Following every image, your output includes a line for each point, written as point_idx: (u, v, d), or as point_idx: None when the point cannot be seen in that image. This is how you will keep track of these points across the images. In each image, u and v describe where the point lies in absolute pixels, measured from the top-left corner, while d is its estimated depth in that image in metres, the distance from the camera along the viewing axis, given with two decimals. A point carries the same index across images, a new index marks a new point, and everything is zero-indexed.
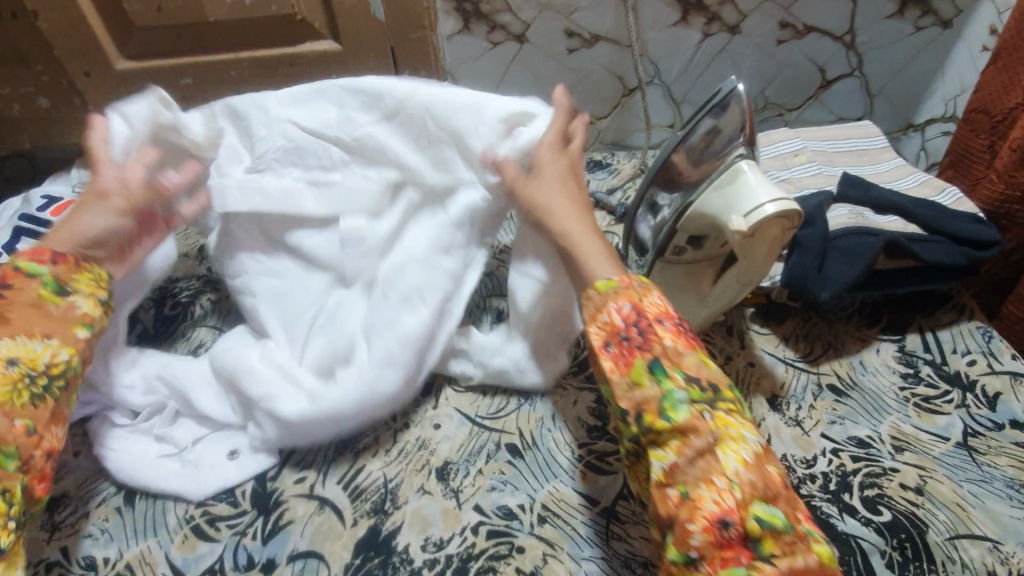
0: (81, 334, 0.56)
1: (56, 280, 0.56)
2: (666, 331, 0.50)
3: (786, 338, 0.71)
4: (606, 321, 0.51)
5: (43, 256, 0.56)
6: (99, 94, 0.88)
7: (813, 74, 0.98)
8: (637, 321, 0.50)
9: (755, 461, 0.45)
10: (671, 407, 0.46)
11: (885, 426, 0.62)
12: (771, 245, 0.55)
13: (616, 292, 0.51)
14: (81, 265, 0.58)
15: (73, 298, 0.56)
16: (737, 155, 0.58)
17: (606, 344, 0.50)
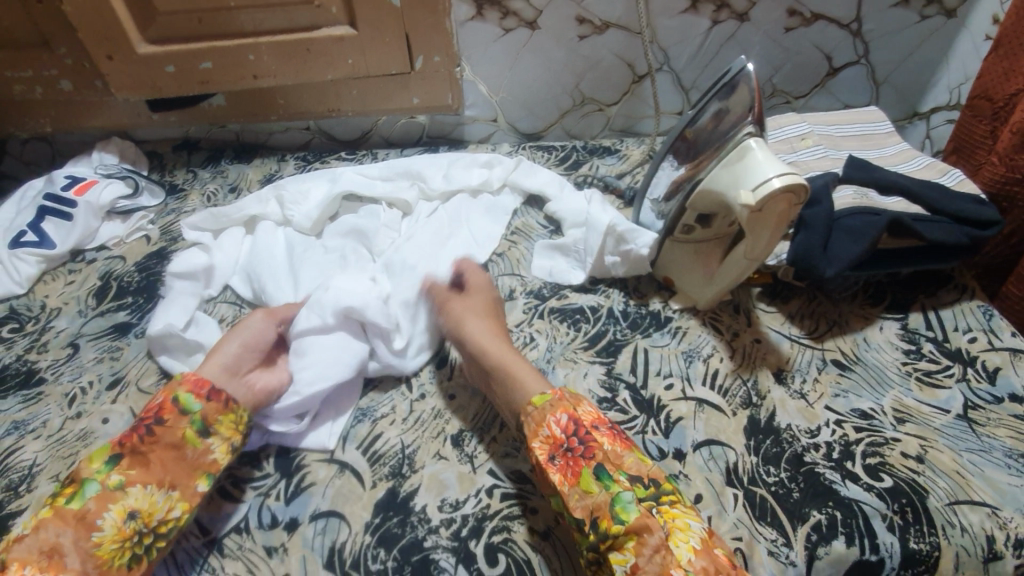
0: (201, 486, 0.55)
1: (202, 421, 0.56)
2: (604, 435, 0.54)
3: (791, 316, 0.72)
4: (548, 433, 0.55)
5: (201, 391, 0.57)
6: (121, 78, 0.90)
7: (820, 61, 0.99)
8: (574, 428, 0.54)
9: (704, 547, 0.47)
10: (620, 510, 0.49)
11: (887, 399, 0.64)
12: (777, 219, 0.57)
13: (552, 405, 0.56)
14: (229, 406, 0.58)
15: (210, 442, 0.56)
16: (746, 134, 0.60)
17: (552, 459, 0.54)
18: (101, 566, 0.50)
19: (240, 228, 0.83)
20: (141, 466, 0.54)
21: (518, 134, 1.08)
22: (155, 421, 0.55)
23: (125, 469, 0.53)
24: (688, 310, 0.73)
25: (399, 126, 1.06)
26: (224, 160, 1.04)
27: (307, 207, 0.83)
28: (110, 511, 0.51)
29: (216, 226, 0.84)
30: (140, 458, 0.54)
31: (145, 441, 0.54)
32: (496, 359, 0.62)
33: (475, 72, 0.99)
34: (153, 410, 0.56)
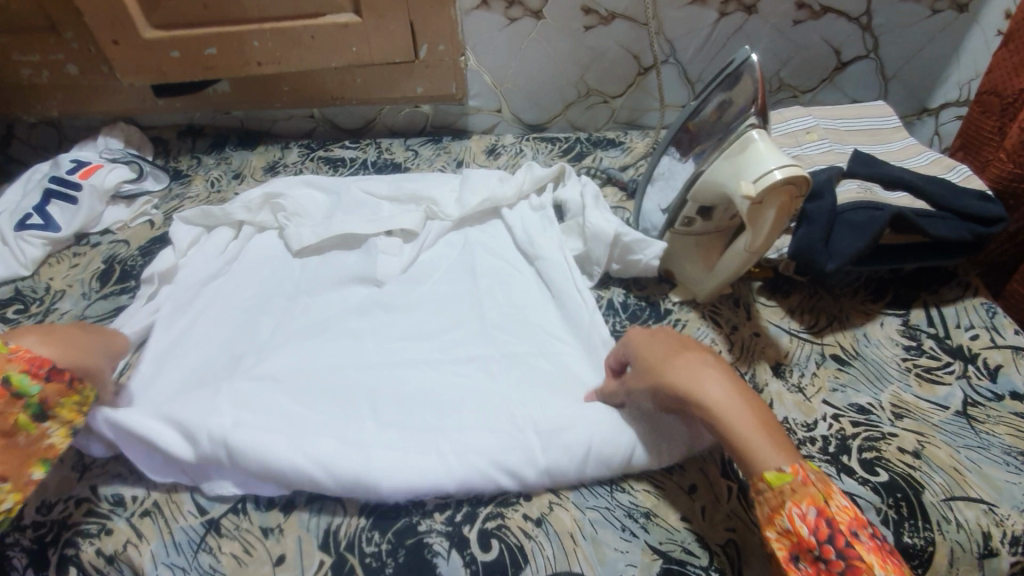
0: (37, 473, 0.52)
1: (42, 404, 0.52)
2: (870, 552, 0.43)
3: (792, 311, 0.72)
4: (788, 527, 0.46)
5: (40, 369, 0.52)
6: (127, 63, 0.91)
7: (828, 55, 0.98)
8: (827, 530, 0.44)
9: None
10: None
11: (885, 394, 0.64)
12: (779, 212, 0.56)
13: (794, 491, 0.46)
14: (74, 386, 0.54)
15: (48, 426, 0.52)
16: (749, 125, 0.59)
17: (795, 557, 0.46)
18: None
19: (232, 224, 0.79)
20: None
21: (523, 124, 1.08)
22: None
23: None
24: (688, 303, 0.74)
25: (403, 115, 1.07)
26: (229, 147, 1.05)
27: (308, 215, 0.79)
28: None
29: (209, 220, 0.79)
30: None
31: None
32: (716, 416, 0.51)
33: (479, 62, 0.99)
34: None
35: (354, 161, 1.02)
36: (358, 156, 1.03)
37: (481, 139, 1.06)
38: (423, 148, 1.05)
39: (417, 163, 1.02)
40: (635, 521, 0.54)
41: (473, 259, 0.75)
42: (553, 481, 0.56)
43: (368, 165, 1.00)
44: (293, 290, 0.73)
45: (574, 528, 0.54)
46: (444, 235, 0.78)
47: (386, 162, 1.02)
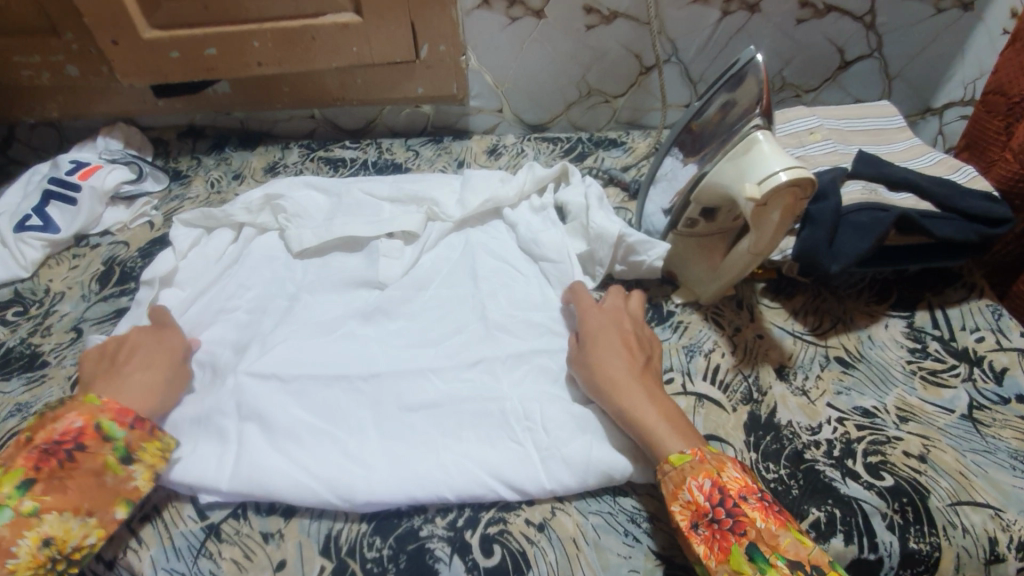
0: (119, 513, 0.52)
1: (126, 448, 0.54)
2: (755, 509, 0.47)
3: (796, 312, 0.72)
4: (688, 499, 0.49)
5: (125, 418, 0.55)
6: (126, 65, 0.91)
7: (831, 54, 0.98)
8: (719, 497, 0.48)
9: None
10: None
11: (890, 397, 0.63)
12: (783, 214, 0.55)
13: (692, 467, 0.50)
14: (154, 432, 0.56)
15: (133, 469, 0.53)
16: (753, 126, 0.58)
17: (694, 527, 0.49)
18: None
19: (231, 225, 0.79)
20: (56, 491, 0.50)
21: (525, 124, 1.07)
22: (75, 446, 0.52)
23: (39, 495, 0.50)
24: (690, 304, 0.74)
25: (404, 115, 1.06)
26: (229, 148, 1.04)
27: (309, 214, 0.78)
28: (24, 538, 0.48)
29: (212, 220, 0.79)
30: (55, 483, 0.50)
31: (63, 466, 0.51)
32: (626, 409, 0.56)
33: (480, 62, 0.98)
34: (76, 424, 0.53)
35: (355, 161, 1.01)
36: (358, 156, 1.02)
37: (482, 139, 1.06)
38: (424, 149, 1.04)
39: (418, 163, 1.01)
40: (638, 526, 0.54)
41: (474, 260, 0.74)
42: (555, 486, 0.55)
43: (369, 165, 1.00)
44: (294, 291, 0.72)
45: (577, 533, 0.54)
46: (445, 236, 0.77)
47: (387, 162, 1.02)
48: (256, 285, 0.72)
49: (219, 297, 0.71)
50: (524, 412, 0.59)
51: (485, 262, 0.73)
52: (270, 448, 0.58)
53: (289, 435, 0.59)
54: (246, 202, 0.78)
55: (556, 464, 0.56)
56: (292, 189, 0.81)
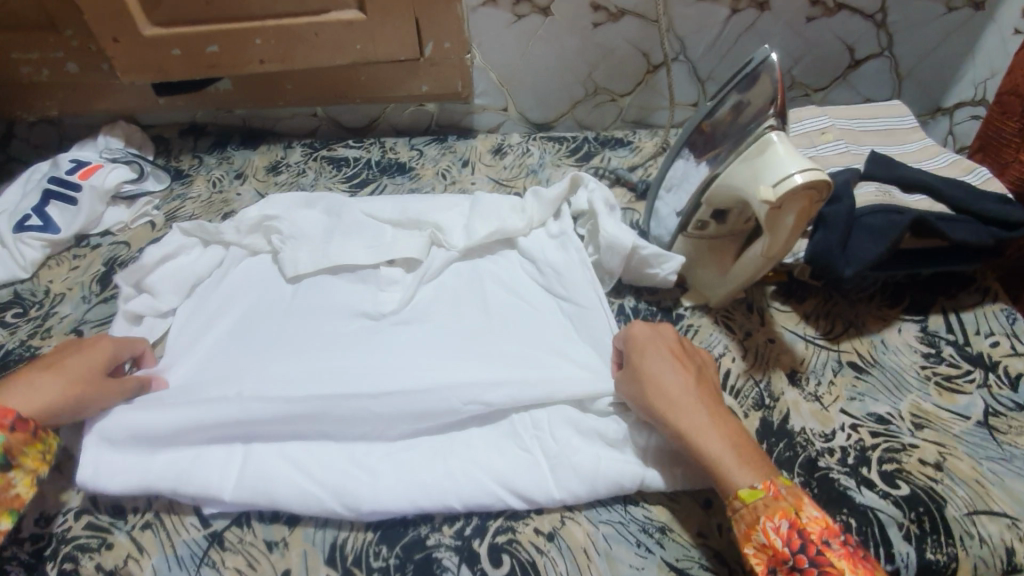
0: (3, 524, 0.51)
1: (7, 453, 0.52)
2: (840, 558, 0.45)
3: (807, 316, 0.71)
4: (764, 541, 0.48)
5: (5, 419, 0.53)
6: (127, 62, 0.89)
7: (842, 52, 0.96)
8: (799, 541, 0.46)
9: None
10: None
11: (905, 403, 0.62)
12: (798, 218, 0.54)
13: (768, 506, 0.48)
14: (37, 435, 0.55)
15: (12, 475, 0.53)
16: (767, 127, 0.57)
17: (772, 571, 0.47)
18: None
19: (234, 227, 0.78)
20: None
21: (530, 123, 1.06)
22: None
23: None
24: (700, 307, 0.73)
25: (407, 114, 1.05)
26: (231, 146, 1.04)
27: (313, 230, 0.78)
28: None
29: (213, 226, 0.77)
30: None
31: None
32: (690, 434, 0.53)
33: (486, 59, 0.97)
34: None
35: (357, 161, 1.00)
36: (361, 155, 1.01)
37: (487, 138, 1.06)
38: (428, 148, 1.03)
39: (422, 162, 1.00)
40: (648, 536, 0.54)
41: (479, 276, 0.74)
42: (564, 495, 0.55)
43: (372, 165, 0.99)
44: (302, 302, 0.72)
45: (586, 543, 0.53)
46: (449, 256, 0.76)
47: (390, 161, 1.01)
48: (263, 300, 0.73)
49: (226, 312, 0.71)
50: (532, 421, 0.59)
51: (490, 283, 0.74)
52: (277, 455, 0.58)
53: (296, 444, 0.59)
54: (239, 220, 0.77)
55: (564, 472, 0.56)
56: (291, 207, 0.81)
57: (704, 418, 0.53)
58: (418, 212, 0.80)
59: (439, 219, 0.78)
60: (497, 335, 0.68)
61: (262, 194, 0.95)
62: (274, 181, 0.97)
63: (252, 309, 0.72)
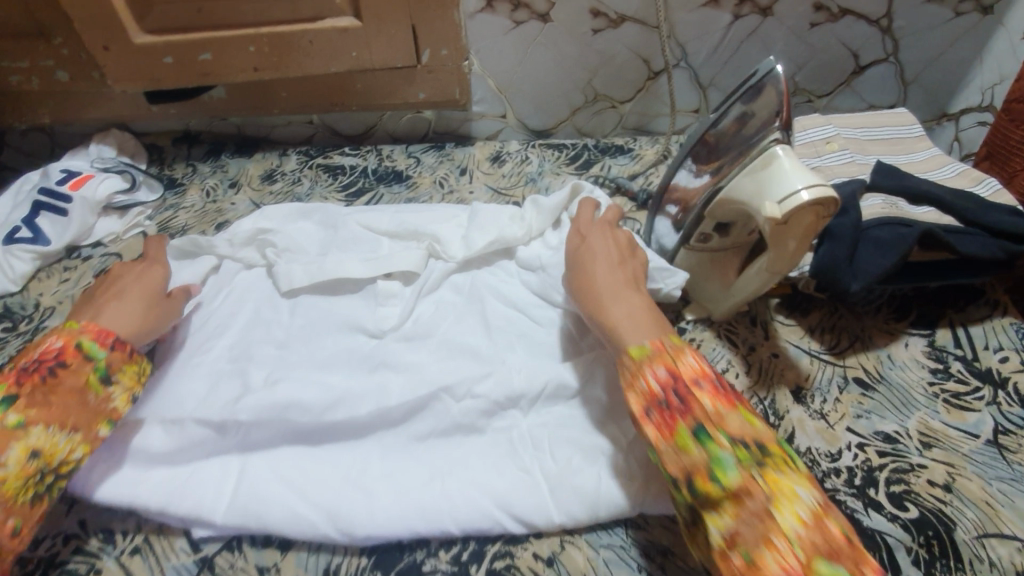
0: (103, 431, 0.57)
1: (106, 368, 0.58)
2: (704, 393, 0.51)
3: (812, 330, 0.69)
4: (643, 387, 0.52)
5: (106, 339, 0.59)
6: (118, 70, 0.88)
7: (846, 59, 0.95)
8: (673, 384, 0.52)
9: (814, 518, 0.45)
10: (721, 470, 0.47)
11: (912, 421, 0.61)
12: (804, 234, 0.53)
13: (650, 358, 0.53)
14: (132, 357, 0.60)
15: (112, 390, 0.58)
16: (772, 140, 0.55)
17: (647, 412, 0.52)
18: (6, 501, 0.50)
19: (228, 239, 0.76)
20: (40, 405, 0.54)
21: (529, 130, 1.05)
22: (57, 364, 0.56)
23: (23, 409, 0.53)
24: (702, 321, 0.72)
25: (405, 121, 1.03)
26: (225, 155, 1.02)
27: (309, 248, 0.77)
28: (12, 449, 0.51)
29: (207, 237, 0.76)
30: (40, 398, 0.54)
31: (47, 381, 0.55)
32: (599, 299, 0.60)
33: (484, 66, 0.95)
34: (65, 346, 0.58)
35: (354, 169, 0.99)
36: (357, 163, 1.00)
37: (486, 144, 1.05)
38: (426, 156, 1.02)
39: (419, 171, 0.99)
40: (651, 561, 0.52)
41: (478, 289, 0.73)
42: (564, 519, 0.53)
43: (369, 174, 0.98)
44: (299, 318, 0.71)
45: (587, 568, 0.52)
46: (448, 274, 0.75)
47: (387, 169, 0.99)
48: (261, 314, 0.72)
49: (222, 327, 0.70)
50: (532, 441, 0.58)
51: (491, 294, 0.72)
52: (271, 474, 0.57)
53: (290, 464, 0.57)
54: (232, 235, 0.77)
55: (564, 495, 0.54)
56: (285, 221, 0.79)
57: (617, 285, 0.60)
58: (418, 222, 0.79)
59: (437, 230, 0.76)
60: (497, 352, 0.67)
61: (258, 204, 0.93)
62: (269, 190, 0.96)
63: (250, 325, 0.71)
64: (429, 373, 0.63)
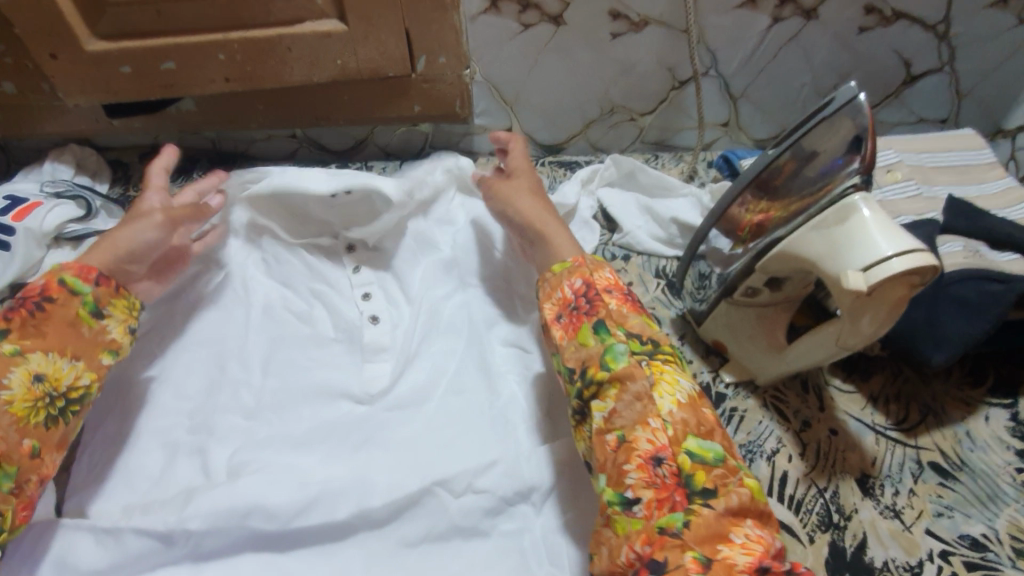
0: (106, 360, 0.52)
1: (96, 302, 0.52)
2: (612, 299, 0.51)
3: (874, 398, 0.59)
4: (560, 296, 0.52)
5: (89, 274, 0.52)
6: (71, 82, 0.77)
7: (895, 70, 0.83)
8: (585, 292, 0.51)
9: (689, 404, 0.46)
10: (611, 359, 0.46)
11: (1002, 521, 0.50)
12: (892, 308, 0.42)
13: (569, 271, 0.53)
14: (120, 291, 0.54)
15: (106, 323, 0.53)
16: (848, 186, 0.45)
17: (558, 317, 0.52)
18: (16, 424, 0.46)
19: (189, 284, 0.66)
20: (33, 336, 0.49)
21: (537, 144, 0.93)
22: (42, 299, 0.50)
23: (19, 339, 0.48)
24: (746, 385, 0.61)
25: (399, 134, 0.92)
26: (196, 173, 0.91)
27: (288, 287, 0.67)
28: (13, 373, 0.47)
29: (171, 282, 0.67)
30: (32, 330, 0.49)
31: (34, 314, 0.49)
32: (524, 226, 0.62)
33: (487, 75, 0.83)
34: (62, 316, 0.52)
35: None
36: None
37: (489, 161, 0.95)
38: None
39: None
40: None
41: (480, 345, 0.62)
42: None
43: None
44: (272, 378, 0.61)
45: None
46: (447, 322, 0.64)
47: None
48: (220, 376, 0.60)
49: (179, 394, 0.59)
50: (547, 551, 0.49)
51: (495, 354, 0.61)
52: None
53: None
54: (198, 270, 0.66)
55: None
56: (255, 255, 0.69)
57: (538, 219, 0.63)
58: (412, 257, 0.69)
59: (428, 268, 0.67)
60: (501, 428, 0.56)
61: None
62: None
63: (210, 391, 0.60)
64: (422, 459, 0.53)
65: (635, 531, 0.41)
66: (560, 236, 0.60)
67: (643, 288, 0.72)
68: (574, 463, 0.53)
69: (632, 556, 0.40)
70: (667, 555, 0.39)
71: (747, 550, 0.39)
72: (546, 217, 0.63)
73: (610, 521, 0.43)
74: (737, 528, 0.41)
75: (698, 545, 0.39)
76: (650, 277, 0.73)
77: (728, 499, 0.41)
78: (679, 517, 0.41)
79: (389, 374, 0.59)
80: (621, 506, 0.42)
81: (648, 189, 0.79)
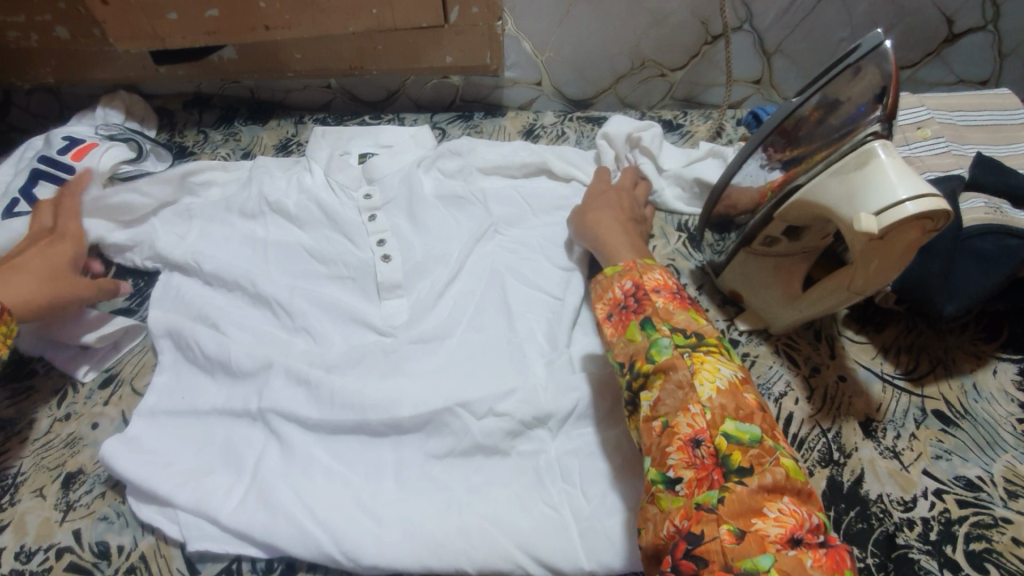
0: None
1: None
2: (661, 299, 0.51)
3: (885, 349, 0.60)
4: (611, 297, 0.54)
5: None
6: (121, 27, 0.81)
7: (936, 26, 0.81)
8: (636, 294, 0.52)
9: (730, 389, 0.44)
10: (655, 352, 0.47)
11: (998, 465, 0.52)
12: (904, 251, 0.44)
13: (620, 274, 0.55)
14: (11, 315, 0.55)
15: None
16: (868, 133, 0.45)
17: (609, 316, 0.53)
18: None
19: (237, 223, 0.73)
20: None
21: (566, 99, 0.94)
22: None
23: None
24: (758, 332, 0.63)
25: (430, 87, 0.94)
26: (237, 122, 0.95)
27: (323, 228, 0.71)
28: None
29: (224, 223, 0.73)
30: None
31: None
32: (587, 219, 0.65)
33: (519, 26, 0.84)
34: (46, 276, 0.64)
35: None
36: None
37: (518, 115, 0.94)
38: (452, 126, 0.92)
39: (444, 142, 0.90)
40: None
41: (503, 288, 0.65)
42: (594, 567, 0.48)
43: None
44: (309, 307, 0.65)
45: None
46: (469, 259, 0.68)
47: None
48: (266, 304, 0.65)
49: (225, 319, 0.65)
50: (560, 471, 0.53)
51: (518, 294, 0.65)
52: (281, 477, 0.54)
53: (294, 480, 0.53)
54: (242, 202, 0.73)
55: (595, 539, 0.49)
56: (291, 195, 0.73)
57: (603, 218, 0.65)
58: (439, 204, 0.72)
59: (455, 218, 0.72)
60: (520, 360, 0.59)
61: None
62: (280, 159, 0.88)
63: (254, 320, 0.65)
64: (447, 384, 0.57)
65: (675, 508, 0.41)
66: (619, 245, 0.61)
67: (663, 240, 0.74)
68: (589, 395, 0.56)
69: (672, 531, 0.41)
70: (704, 529, 0.39)
71: (781, 523, 0.38)
72: (612, 228, 0.63)
73: (653, 499, 0.43)
74: (772, 504, 0.39)
75: (733, 519, 0.38)
76: (671, 229, 0.75)
77: (764, 478, 0.40)
78: (715, 493, 0.40)
79: (415, 310, 0.64)
80: (663, 484, 0.43)
81: (666, 150, 0.78)
